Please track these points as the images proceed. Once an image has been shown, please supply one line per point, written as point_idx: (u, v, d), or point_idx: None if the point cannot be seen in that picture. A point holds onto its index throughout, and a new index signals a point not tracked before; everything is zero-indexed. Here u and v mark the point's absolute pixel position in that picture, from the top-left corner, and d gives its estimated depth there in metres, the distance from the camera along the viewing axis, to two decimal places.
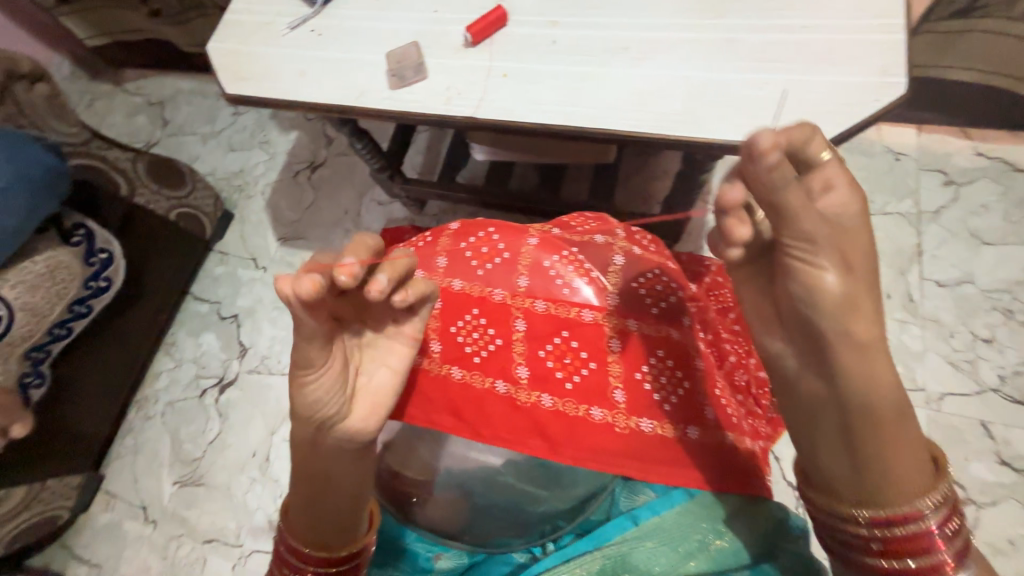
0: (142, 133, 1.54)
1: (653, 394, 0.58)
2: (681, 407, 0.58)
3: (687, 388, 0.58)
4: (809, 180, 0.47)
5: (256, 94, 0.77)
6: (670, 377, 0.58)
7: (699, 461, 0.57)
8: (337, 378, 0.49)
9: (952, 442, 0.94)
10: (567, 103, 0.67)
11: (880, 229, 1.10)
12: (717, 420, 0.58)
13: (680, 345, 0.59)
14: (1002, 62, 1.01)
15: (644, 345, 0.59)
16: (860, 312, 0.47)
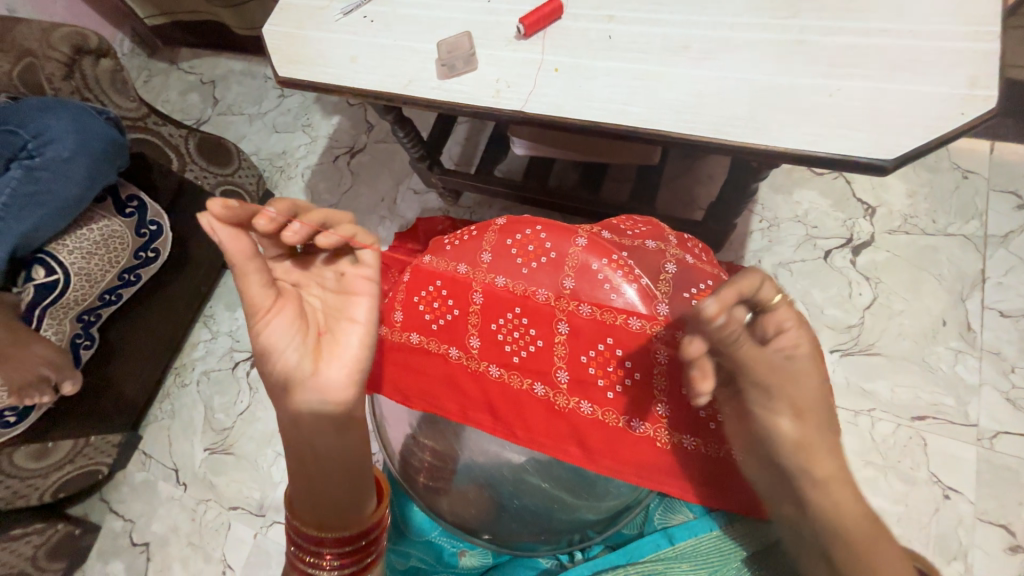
0: (193, 111, 1.59)
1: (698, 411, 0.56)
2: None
3: None
4: (762, 323, 0.45)
5: (308, 78, 0.78)
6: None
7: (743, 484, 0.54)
8: (288, 324, 0.53)
9: (1003, 484, 0.88)
10: (620, 101, 0.65)
11: (940, 251, 1.03)
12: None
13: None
14: None
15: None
16: (821, 463, 0.45)
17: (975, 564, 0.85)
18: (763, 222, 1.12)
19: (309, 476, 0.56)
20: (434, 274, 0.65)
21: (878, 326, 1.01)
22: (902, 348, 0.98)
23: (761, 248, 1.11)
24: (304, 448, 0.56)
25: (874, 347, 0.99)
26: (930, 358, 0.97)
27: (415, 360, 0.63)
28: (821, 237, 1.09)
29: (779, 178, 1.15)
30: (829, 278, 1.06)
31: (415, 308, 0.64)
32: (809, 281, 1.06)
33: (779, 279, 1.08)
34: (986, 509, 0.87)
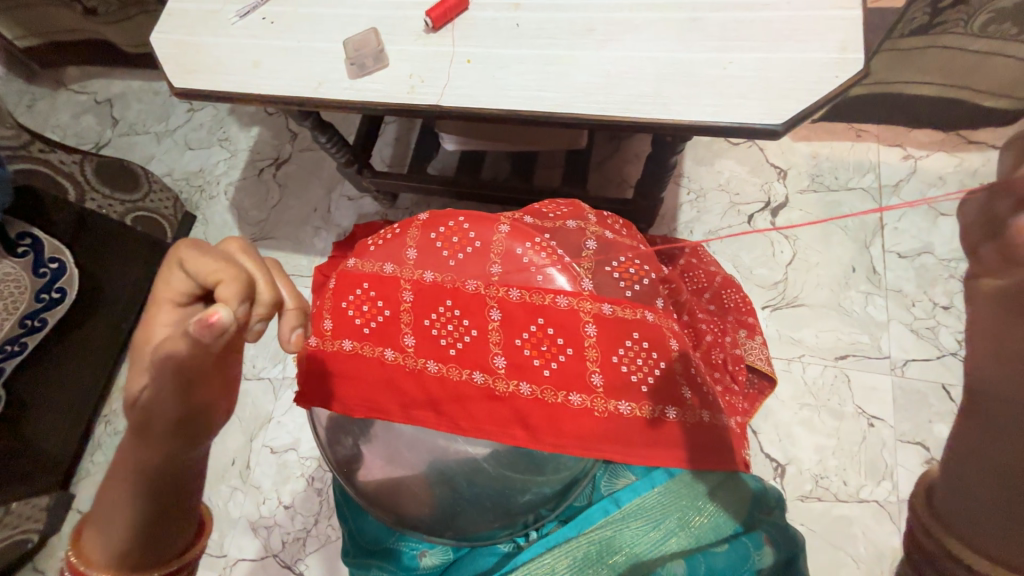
0: (91, 134, 1.45)
1: (630, 376, 0.57)
2: (656, 389, 0.57)
3: (664, 368, 0.58)
4: None
5: (208, 88, 0.73)
6: (646, 360, 0.58)
7: (678, 439, 0.58)
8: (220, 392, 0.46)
9: (915, 406, 0.99)
10: (534, 88, 0.65)
11: (844, 204, 1.15)
12: (690, 400, 0.59)
13: (656, 327, 0.59)
14: (958, 77, 1.05)
15: (620, 325, 0.58)
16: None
17: (900, 481, 0.95)
18: (690, 194, 1.19)
19: (99, 512, 0.46)
20: (361, 276, 0.63)
21: (799, 279, 1.11)
22: (821, 297, 1.09)
23: (692, 220, 1.18)
24: (117, 491, 0.46)
25: (798, 299, 1.09)
26: (845, 302, 1.08)
27: (348, 367, 0.61)
28: (743, 203, 1.18)
29: (700, 151, 1.23)
30: (753, 241, 1.15)
31: (345, 314, 0.62)
32: (737, 246, 1.15)
33: (711, 246, 1.16)
34: (902, 433, 0.98)
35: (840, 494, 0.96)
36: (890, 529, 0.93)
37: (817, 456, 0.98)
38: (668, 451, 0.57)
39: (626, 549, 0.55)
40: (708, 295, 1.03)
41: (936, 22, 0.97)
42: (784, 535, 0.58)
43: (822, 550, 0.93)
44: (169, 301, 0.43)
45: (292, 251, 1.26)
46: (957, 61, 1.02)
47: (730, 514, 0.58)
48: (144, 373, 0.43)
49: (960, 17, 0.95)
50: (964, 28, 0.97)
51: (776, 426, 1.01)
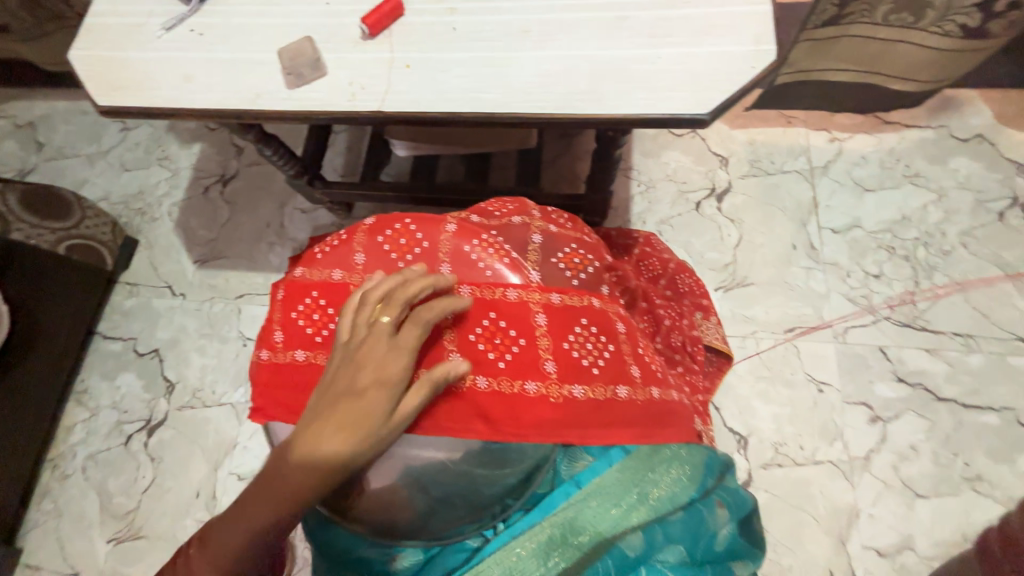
0: (13, 161, 1.35)
1: (581, 360, 0.60)
2: (607, 370, 0.61)
3: (611, 351, 0.62)
4: None
5: (136, 105, 0.70)
6: (597, 344, 0.62)
7: (631, 416, 0.61)
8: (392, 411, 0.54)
9: (857, 369, 1.07)
10: (475, 89, 0.67)
11: (781, 186, 1.22)
12: (640, 377, 0.64)
13: (602, 313, 0.63)
14: (868, 63, 1.15)
15: (570, 313, 0.61)
16: None
17: (850, 440, 1.02)
18: (640, 186, 1.24)
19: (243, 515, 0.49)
20: (309, 285, 0.63)
21: (747, 259, 1.17)
22: (767, 275, 1.15)
23: (644, 211, 1.22)
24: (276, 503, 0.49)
25: (747, 279, 1.15)
26: (789, 277, 1.15)
27: (302, 376, 0.59)
28: (690, 191, 1.23)
29: (647, 145, 1.27)
30: (702, 227, 1.20)
31: (295, 325, 0.61)
32: (687, 232, 1.20)
33: (664, 234, 1.20)
34: (849, 394, 1.05)
35: (798, 458, 1.02)
36: (845, 486, 0.99)
37: (775, 425, 1.04)
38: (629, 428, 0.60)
39: (590, 529, 0.58)
40: (664, 281, 1.06)
41: (844, 13, 1.05)
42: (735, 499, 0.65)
43: (785, 513, 0.98)
44: (401, 343, 0.52)
45: (246, 269, 1.21)
46: (865, 49, 1.12)
47: (685, 485, 0.61)
48: (372, 405, 0.49)
49: (864, 8, 1.03)
50: (869, 18, 1.05)
51: (737, 401, 1.06)
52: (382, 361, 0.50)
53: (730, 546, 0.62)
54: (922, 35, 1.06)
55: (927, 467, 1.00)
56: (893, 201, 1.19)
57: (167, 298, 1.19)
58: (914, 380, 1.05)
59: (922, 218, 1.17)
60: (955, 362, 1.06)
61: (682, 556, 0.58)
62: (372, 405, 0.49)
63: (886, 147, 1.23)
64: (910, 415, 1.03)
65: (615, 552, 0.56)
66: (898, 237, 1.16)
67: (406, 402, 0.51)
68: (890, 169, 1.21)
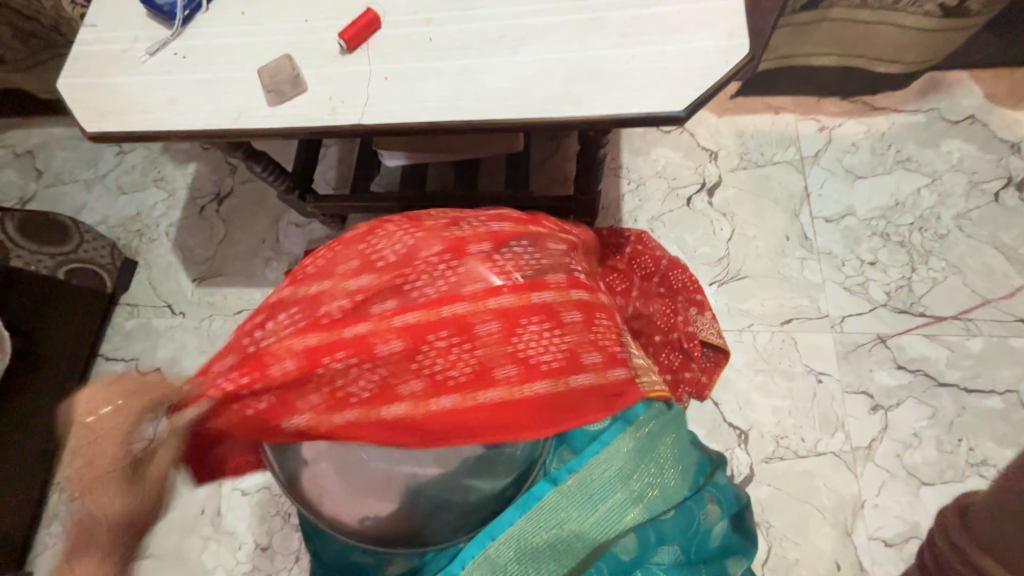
0: (13, 189, 1.37)
1: (438, 374, 0.59)
2: (474, 373, 0.59)
3: (474, 356, 0.59)
4: None
5: (124, 129, 0.72)
6: (456, 352, 0.59)
7: (506, 416, 0.58)
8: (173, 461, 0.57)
9: (856, 358, 1.06)
10: (452, 97, 0.67)
11: (772, 177, 1.22)
12: (519, 369, 0.60)
13: (459, 320, 0.59)
14: (850, 46, 1.14)
15: (424, 326, 0.59)
16: None
17: (852, 430, 1.01)
18: (631, 184, 1.24)
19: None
20: None
21: (740, 253, 1.16)
22: (762, 267, 1.15)
23: (635, 208, 1.22)
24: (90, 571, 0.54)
25: (742, 272, 1.15)
26: (784, 269, 1.14)
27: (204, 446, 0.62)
28: (681, 186, 1.23)
29: (636, 142, 1.28)
30: (694, 222, 1.20)
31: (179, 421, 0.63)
32: (679, 228, 1.19)
33: (656, 231, 1.20)
34: (848, 384, 1.04)
35: (800, 450, 1.01)
36: (848, 477, 0.98)
37: (775, 418, 1.03)
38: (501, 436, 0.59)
39: (589, 532, 0.58)
40: (656, 279, 1.07)
41: None
42: (727, 495, 0.67)
43: (789, 506, 0.97)
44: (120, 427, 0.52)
45: (242, 285, 1.23)
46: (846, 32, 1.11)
47: (675, 484, 0.63)
48: (99, 493, 0.52)
49: None
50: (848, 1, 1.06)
51: (736, 395, 1.06)
52: (91, 457, 0.51)
53: (718, 540, 0.65)
54: (904, 16, 1.06)
55: (931, 454, 0.99)
56: (885, 187, 1.18)
57: (167, 317, 1.20)
58: (915, 366, 1.04)
59: (916, 203, 1.17)
60: (955, 347, 1.05)
61: (675, 555, 0.62)
62: (109, 487, 0.52)
63: (876, 133, 1.23)
64: (912, 402, 1.02)
65: (610, 552, 0.58)
66: (892, 223, 1.15)
67: (159, 461, 0.55)
68: (881, 155, 1.21)
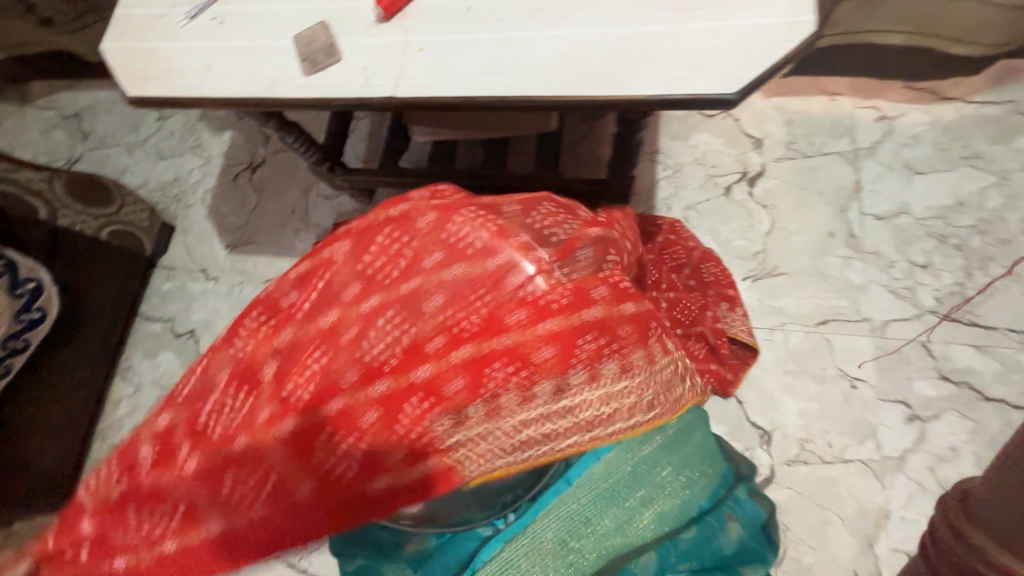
0: (61, 150, 1.43)
1: (443, 437, 0.57)
2: (490, 431, 0.57)
3: (493, 414, 0.57)
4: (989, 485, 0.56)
5: (162, 94, 0.72)
6: (466, 413, 0.58)
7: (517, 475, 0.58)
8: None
9: (896, 365, 1.00)
10: (487, 72, 0.65)
11: (820, 169, 1.15)
12: (503, 428, 0.57)
13: (469, 380, 0.57)
14: (925, 24, 1.04)
15: (435, 381, 0.58)
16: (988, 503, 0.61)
17: (884, 440, 0.97)
18: (667, 169, 1.19)
19: None
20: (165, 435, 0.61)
21: (778, 248, 1.11)
22: (800, 265, 1.09)
23: (669, 196, 1.17)
24: None
25: (778, 269, 1.09)
26: (824, 267, 1.08)
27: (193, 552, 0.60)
28: (720, 175, 1.17)
29: (675, 126, 1.22)
30: (731, 213, 1.14)
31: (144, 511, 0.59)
32: (715, 219, 1.14)
33: (690, 220, 1.15)
34: (885, 392, 0.99)
35: (826, 456, 0.97)
36: (875, 487, 0.95)
37: (802, 422, 1.00)
38: (425, 495, 0.58)
39: (597, 531, 0.57)
40: (687, 271, 1.03)
41: None
42: (748, 514, 0.64)
43: (809, 512, 0.95)
44: None
45: (272, 254, 1.25)
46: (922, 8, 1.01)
47: (691, 495, 0.61)
48: None
49: None
50: None
51: (762, 395, 1.02)
52: None
53: (740, 565, 0.62)
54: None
55: (968, 471, 0.94)
56: (946, 184, 1.10)
57: (201, 281, 1.24)
58: (960, 378, 0.98)
59: (979, 203, 1.08)
60: (1008, 361, 0.98)
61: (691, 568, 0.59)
62: None
63: (941, 125, 1.13)
64: (953, 416, 0.97)
65: (624, 558, 0.57)
66: (950, 224, 1.07)
67: None
68: (944, 149, 1.12)
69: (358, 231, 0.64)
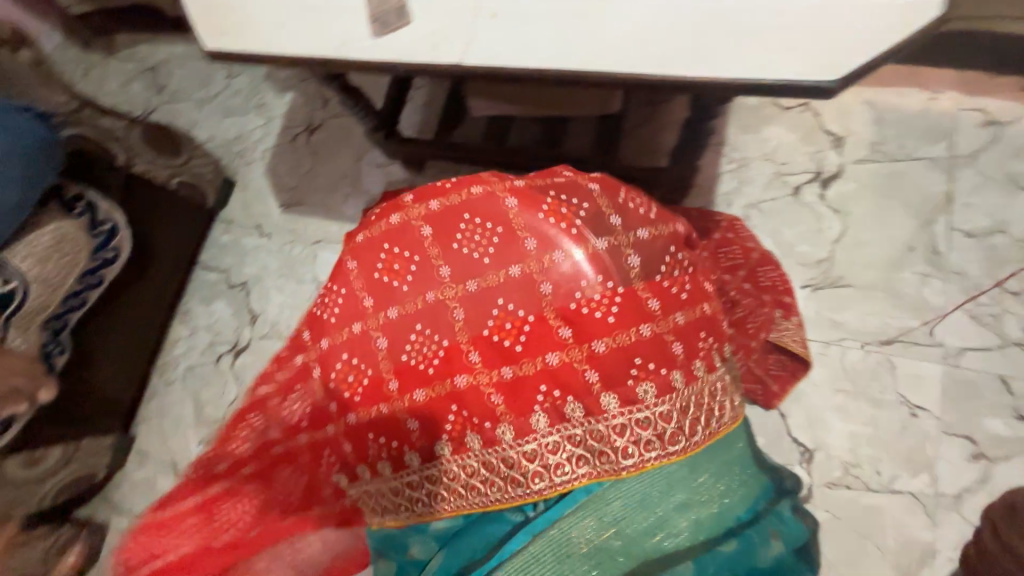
0: (139, 101, 1.50)
1: (460, 441, 0.63)
2: (499, 443, 0.62)
3: (505, 428, 0.62)
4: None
5: (237, 49, 0.73)
6: (484, 425, 0.62)
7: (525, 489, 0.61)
8: None
9: (966, 398, 0.92)
10: (559, 44, 0.62)
11: (906, 175, 1.04)
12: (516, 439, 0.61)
13: (479, 395, 0.63)
14: None
15: (458, 391, 0.63)
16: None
17: (941, 475, 0.90)
18: (732, 163, 1.12)
19: None
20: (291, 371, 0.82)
21: (846, 257, 1.02)
22: (869, 278, 1.01)
23: (731, 191, 1.10)
24: None
25: (843, 280, 1.01)
26: (897, 284, 0.99)
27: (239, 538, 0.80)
28: (790, 173, 1.09)
29: (746, 118, 1.14)
30: (798, 215, 1.07)
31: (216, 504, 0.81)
32: (779, 220, 1.07)
33: (751, 219, 1.08)
34: (948, 424, 0.91)
35: (871, 483, 0.92)
36: (924, 523, 0.88)
37: (850, 444, 0.94)
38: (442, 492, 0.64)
39: (628, 532, 0.57)
40: (742, 272, 0.97)
41: None
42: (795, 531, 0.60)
43: (845, 538, 0.90)
44: None
45: (322, 217, 1.28)
46: None
47: (728, 502, 0.59)
48: None
49: None
50: None
51: (808, 411, 0.97)
52: None
53: None
54: None
55: None
56: None
57: (255, 237, 1.29)
58: None
59: None
60: None
61: None
62: None
63: None
64: None
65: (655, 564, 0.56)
66: None
67: None
68: None
69: (430, 220, 0.71)
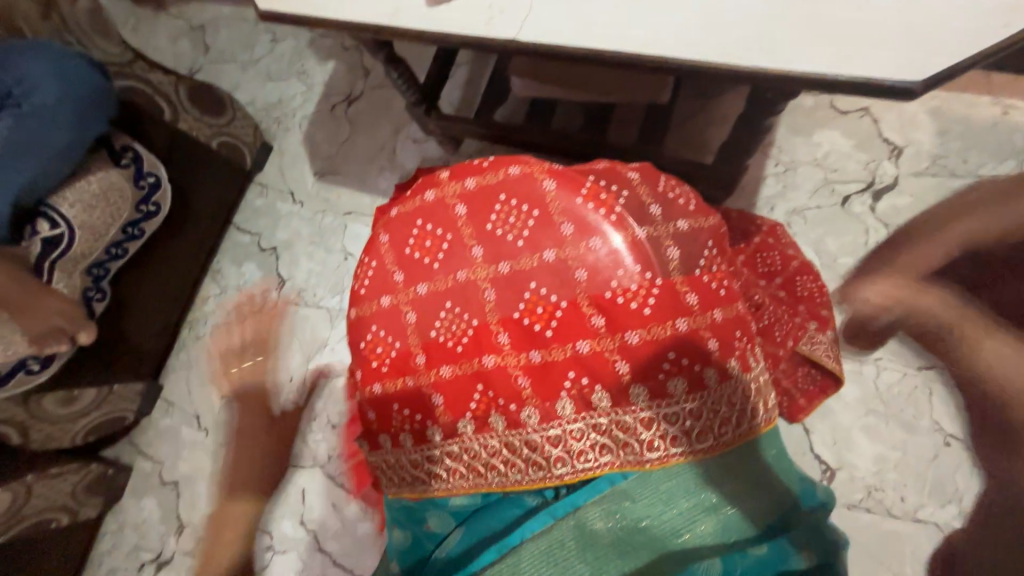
0: (185, 60, 1.53)
1: (482, 422, 0.63)
2: (522, 426, 0.61)
3: (530, 410, 0.61)
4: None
5: (290, 12, 0.73)
6: (509, 405, 0.62)
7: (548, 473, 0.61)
8: None
9: None
10: (622, 24, 0.59)
11: (967, 192, 0.98)
12: (539, 422, 0.61)
13: (505, 377, 0.62)
14: None
15: (484, 370, 0.63)
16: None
17: (969, 508, 0.86)
18: (779, 166, 1.07)
19: None
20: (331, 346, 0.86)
21: None
22: None
23: (775, 195, 1.06)
24: None
25: None
26: None
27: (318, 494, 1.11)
28: (840, 181, 1.04)
29: (798, 119, 1.08)
30: (845, 226, 1.02)
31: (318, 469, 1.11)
32: (824, 229, 1.02)
33: (793, 226, 1.04)
34: (986, 457, 0.87)
35: (894, 509, 0.89)
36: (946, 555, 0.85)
37: (875, 467, 0.91)
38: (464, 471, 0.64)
39: (653, 528, 0.56)
40: (779, 280, 0.93)
41: None
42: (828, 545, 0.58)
43: (861, 562, 0.87)
44: None
45: (356, 188, 1.29)
46: None
47: (757, 508, 0.58)
48: None
49: None
50: None
51: (834, 429, 0.94)
52: None
53: None
54: None
55: None
56: None
57: (289, 203, 1.31)
58: None
59: None
60: None
61: None
62: None
63: None
64: None
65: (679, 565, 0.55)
66: None
67: None
68: None
69: (466, 198, 0.71)
